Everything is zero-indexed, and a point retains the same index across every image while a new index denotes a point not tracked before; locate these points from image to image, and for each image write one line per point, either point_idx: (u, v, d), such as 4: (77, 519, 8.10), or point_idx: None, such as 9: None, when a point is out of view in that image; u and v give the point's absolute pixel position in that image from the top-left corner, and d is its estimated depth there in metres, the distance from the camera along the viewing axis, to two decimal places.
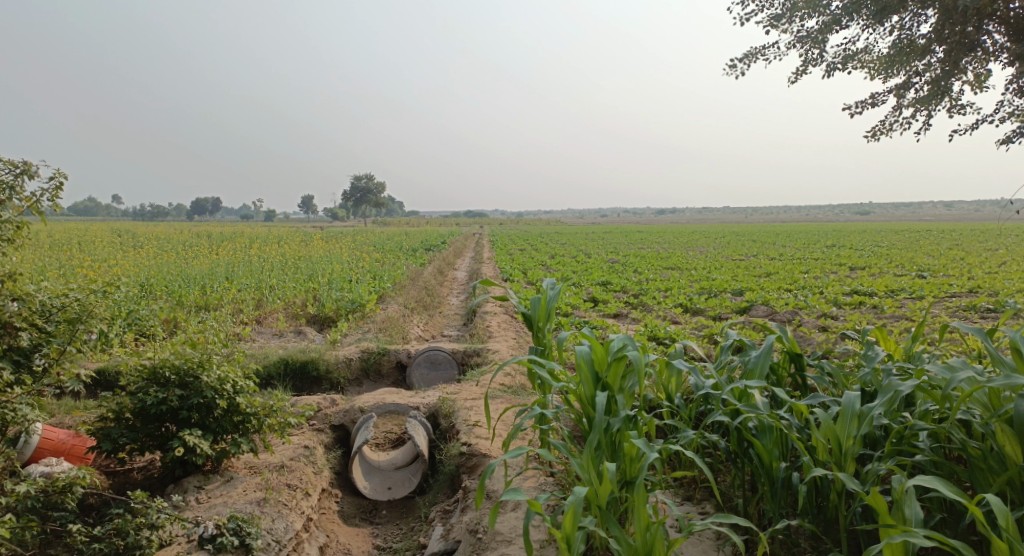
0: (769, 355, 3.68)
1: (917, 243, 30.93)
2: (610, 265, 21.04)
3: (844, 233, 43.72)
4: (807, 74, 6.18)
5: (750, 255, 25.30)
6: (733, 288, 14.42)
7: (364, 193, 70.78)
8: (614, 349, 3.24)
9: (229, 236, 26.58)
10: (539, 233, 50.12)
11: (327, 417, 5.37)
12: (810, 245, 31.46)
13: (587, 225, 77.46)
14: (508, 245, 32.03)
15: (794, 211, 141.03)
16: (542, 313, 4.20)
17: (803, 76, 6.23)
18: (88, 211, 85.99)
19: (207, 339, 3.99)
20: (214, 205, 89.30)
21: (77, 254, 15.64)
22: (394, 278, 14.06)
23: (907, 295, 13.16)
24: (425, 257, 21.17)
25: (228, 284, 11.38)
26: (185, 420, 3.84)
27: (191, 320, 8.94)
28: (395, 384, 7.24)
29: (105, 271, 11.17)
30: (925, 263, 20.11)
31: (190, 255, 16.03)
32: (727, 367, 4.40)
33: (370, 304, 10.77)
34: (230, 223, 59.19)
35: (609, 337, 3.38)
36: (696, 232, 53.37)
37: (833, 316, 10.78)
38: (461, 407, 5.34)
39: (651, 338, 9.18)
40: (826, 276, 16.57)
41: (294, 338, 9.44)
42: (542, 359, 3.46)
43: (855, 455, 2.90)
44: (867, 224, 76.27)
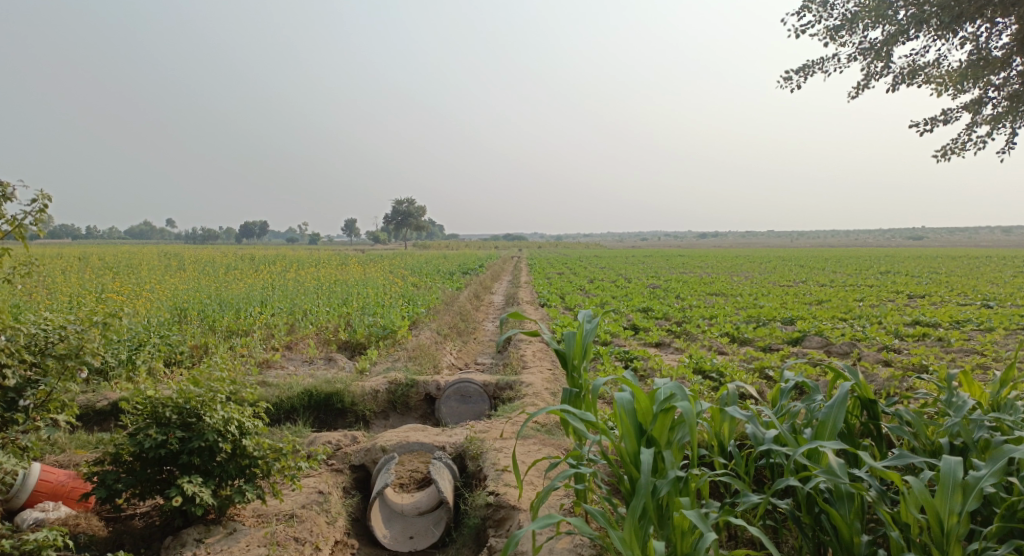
0: (843, 404, 3.16)
1: (977, 269, 29.40)
2: (651, 290, 20.39)
3: (898, 258, 41.95)
4: (868, 88, 5.73)
5: (799, 281, 24.33)
6: (783, 316, 13.66)
7: (405, 216, 71.67)
8: (660, 397, 2.79)
9: (271, 258, 26.99)
10: (578, 256, 49.61)
11: (347, 457, 5.04)
12: (862, 270, 30.05)
13: (627, 248, 76.53)
14: (546, 269, 31.60)
15: (843, 235, 136.71)
16: (578, 349, 3.76)
17: (863, 91, 5.78)
18: (144, 234, 89.68)
19: (212, 376, 3.74)
20: (261, 229, 91.96)
21: (121, 278, 15.99)
22: (429, 303, 13.85)
23: (975, 326, 12.20)
24: (462, 281, 21.00)
25: (261, 308, 11.33)
26: (187, 464, 3.58)
27: (221, 346, 8.85)
28: (424, 418, 6.87)
29: (143, 297, 11.27)
30: (991, 291, 18.88)
31: (230, 278, 16.17)
32: (789, 414, 3.89)
33: (402, 330, 10.50)
34: (275, 245, 60.59)
35: (655, 383, 2.92)
36: (740, 256, 52.17)
37: (896, 349, 9.99)
38: (490, 449, 4.93)
39: (696, 371, 8.61)
40: (883, 305, 15.60)
41: (324, 366, 9.23)
42: (576, 407, 3.02)
43: (960, 537, 2.37)
44: (920, 247, 73.25)
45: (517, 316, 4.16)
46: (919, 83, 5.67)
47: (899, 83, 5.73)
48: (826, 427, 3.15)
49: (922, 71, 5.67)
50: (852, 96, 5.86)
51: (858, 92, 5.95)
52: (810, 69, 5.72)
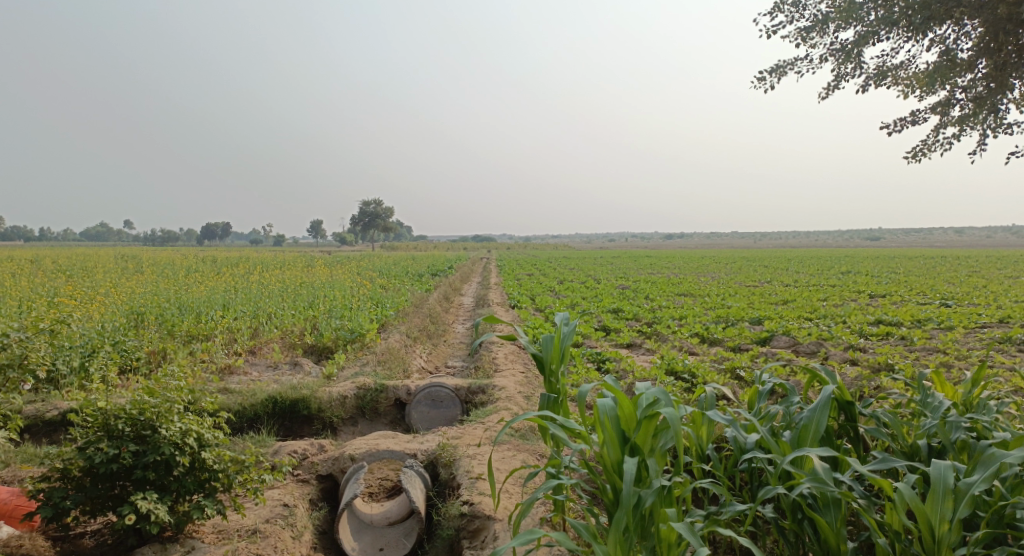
0: (825, 408, 3.13)
1: (933, 269, 30.36)
2: (620, 291, 20.46)
3: (858, 259, 43.19)
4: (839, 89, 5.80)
5: (764, 281, 24.73)
6: (751, 316, 13.82)
7: (373, 218, 70.77)
8: (643, 403, 2.70)
9: (234, 261, 26.28)
10: (547, 257, 49.66)
11: (314, 466, 4.84)
12: (825, 270, 30.74)
13: (596, 250, 77.00)
14: (515, 270, 31.52)
15: (804, 237, 140.17)
16: (555, 353, 3.67)
17: (834, 92, 5.85)
18: (100, 235, 86.68)
19: (168, 384, 3.51)
20: (225, 230, 89.92)
21: (74, 281, 15.32)
22: (398, 305, 13.61)
23: (935, 325, 12.54)
24: (432, 282, 20.75)
25: (223, 311, 10.96)
26: (141, 479, 3.34)
27: (181, 352, 8.51)
28: (394, 424, 6.68)
29: (97, 301, 10.78)
30: (947, 290, 19.46)
31: (190, 281, 15.64)
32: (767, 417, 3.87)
33: (370, 334, 10.25)
34: (239, 247, 59.29)
35: (637, 388, 2.84)
36: (707, 258, 52.98)
37: (862, 348, 10.17)
38: (463, 456, 4.80)
39: (668, 372, 8.61)
40: (846, 305, 15.93)
41: (289, 371, 8.95)
42: (555, 414, 2.92)
43: (951, 544, 2.40)
44: (878, 248, 75.54)
45: (492, 320, 4.05)
46: (887, 85, 5.75)
47: (868, 85, 5.81)
48: (808, 430, 3.12)
49: (890, 74, 5.75)
50: (823, 97, 5.93)
51: (829, 93, 6.01)
52: (782, 71, 5.76)
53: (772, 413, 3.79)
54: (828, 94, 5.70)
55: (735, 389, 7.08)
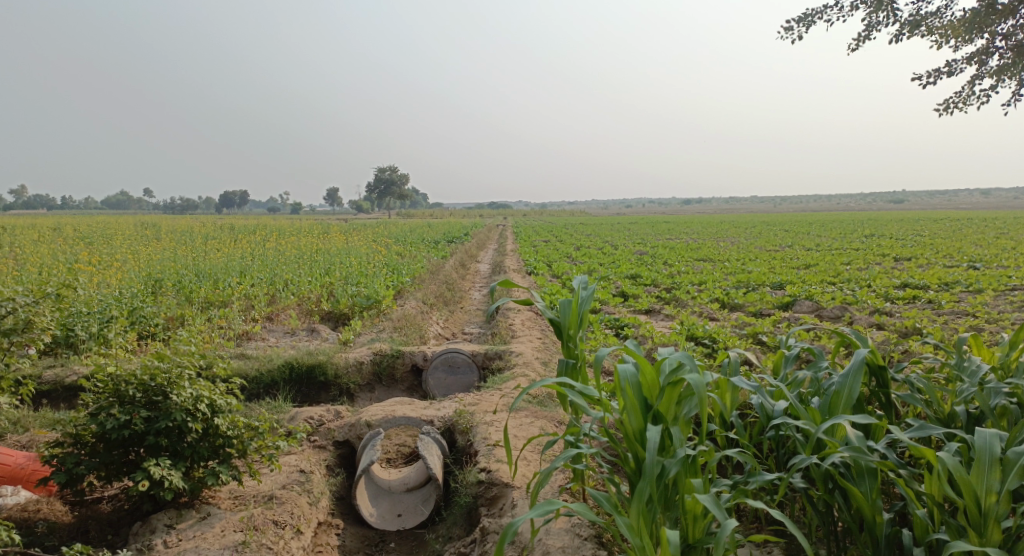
0: (858, 373, 2.96)
1: (960, 232, 29.59)
2: (638, 257, 20.20)
3: (882, 221, 42.14)
4: (871, 40, 5.46)
5: (785, 245, 24.27)
6: (772, 281, 13.54)
7: (388, 185, 70.55)
8: (667, 370, 2.55)
9: (251, 228, 26.39)
10: (564, 223, 49.22)
11: (330, 432, 4.81)
12: (849, 234, 30.07)
13: (613, 215, 76.19)
14: (531, 236, 31.29)
15: (827, 200, 137.42)
16: (573, 318, 3.53)
17: (865, 43, 5.50)
18: (121, 204, 87.61)
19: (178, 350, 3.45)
20: (243, 198, 90.41)
21: (94, 249, 15.46)
22: (414, 271, 13.53)
23: (963, 288, 12.18)
24: (447, 249, 20.68)
25: (240, 278, 10.97)
26: (154, 445, 3.31)
27: (198, 318, 8.53)
28: (411, 390, 6.65)
29: (116, 269, 10.83)
30: (976, 253, 18.91)
31: (207, 249, 15.68)
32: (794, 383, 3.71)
33: (386, 300, 10.19)
34: (257, 215, 59.69)
35: (659, 354, 2.69)
36: (726, 223, 52.17)
37: (888, 313, 9.91)
38: (480, 422, 4.73)
39: (688, 338, 8.45)
40: (870, 268, 15.54)
41: (306, 337, 8.95)
42: (573, 382, 2.79)
43: (997, 516, 2.26)
44: (902, 211, 73.90)
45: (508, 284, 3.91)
46: (922, 35, 5.40)
47: (902, 35, 5.45)
48: (840, 397, 2.95)
49: (924, 22, 5.39)
50: (852, 50, 5.59)
51: (859, 45, 5.66)
52: (811, 21, 5.41)
53: (799, 378, 3.65)
54: (859, 45, 5.36)
55: (757, 355, 6.91)
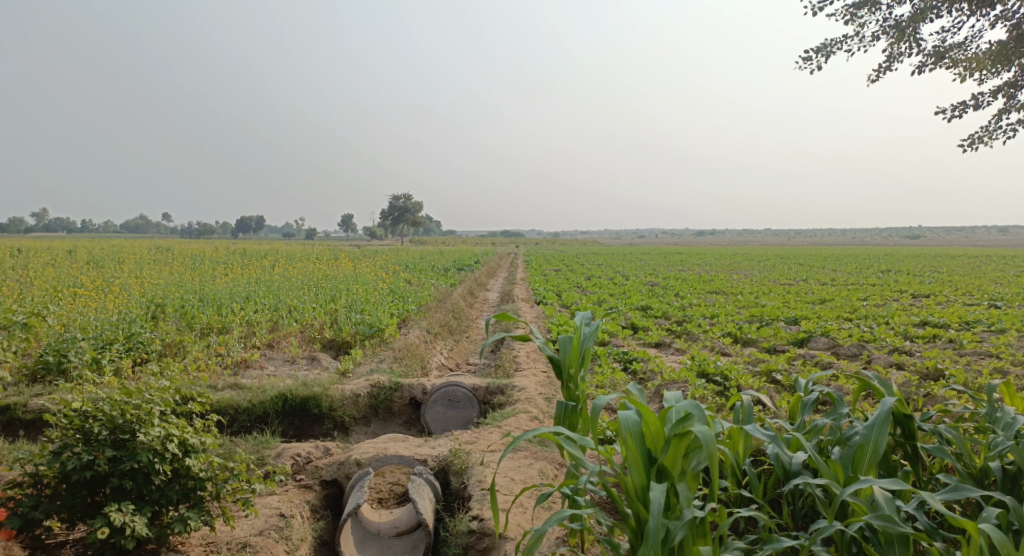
0: (883, 425, 2.68)
1: (978, 269, 29.06)
2: (649, 288, 19.89)
3: (898, 257, 41.52)
4: (891, 71, 5.29)
5: (800, 279, 23.86)
6: (787, 316, 13.20)
7: (401, 212, 71.01)
8: (673, 419, 2.30)
9: (262, 253, 26.46)
10: (576, 253, 49.02)
11: (318, 471, 4.57)
12: (865, 269, 29.57)
13: (625, 245, 75.91)
14: (542, 265, 31.11)
15: (841, 233, 136.41)
16: (574, 356, 3.30)
17: (885, 75, 5.32)
18: (139, 228, 88.86)
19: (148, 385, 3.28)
20: (258, 223, 91.45)
21: (103, 272, 15.49)
22: (420, 300, 13.35)
23: (986, 327, 11.77)
24: (456, 277, 20.53)
25: (243, 303, 10.84)
26: (119, 488, 3.15)
27: (197, 344, 8.37)
28: (409, 424, 6.39)
29: (120, 293, 10.75)
30: (997, 291, 18.44)
31: (214, 274, 15.62)
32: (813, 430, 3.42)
33: (390, 329, 9.99)
34: (270, 240, 60.25)
35: (666, 401, 2.44)
36: (738, 255, 51.82)
37: (908, 352, 9.54)
38: (476, 463, 4.47)
39: (699, 374, 8.14)
40: (888, 305, 15.14)
41: (306, 366, 8.76)
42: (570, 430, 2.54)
43: None
44: (917, 246, 73.16)
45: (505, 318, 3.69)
46: (945, 67, 5.21)
47: (924, 66, 5.27)
48: (865, 451, 2.67)
49: (947, 54, 5.21)
50: (872, 82, 5.42)
51: (879, 76, 5.49)
52: (829, 51, 5.25)
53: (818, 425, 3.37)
54: (878, 77, 5.20)
55: (772, 396, 6.58)
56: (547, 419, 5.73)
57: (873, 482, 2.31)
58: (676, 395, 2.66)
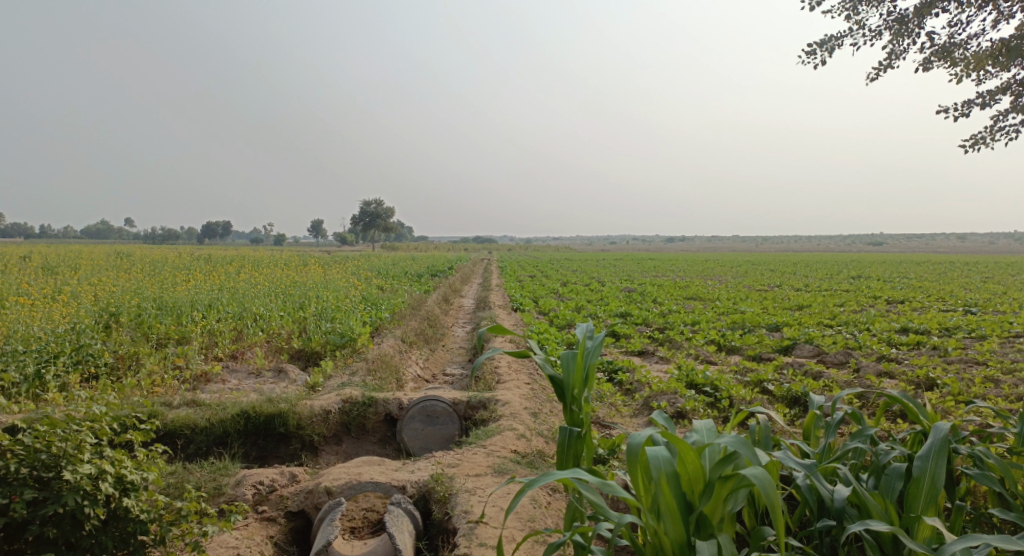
0: (940, 456, 2.54)
1: (945, 275, 29.67)
2: (626, 294, 19.65)
3: (864, 263, 42.23)
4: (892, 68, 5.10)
5: (774, 285, 23.99)
6: (768, 322, 13.04)
7: (372, 217, 69.95)
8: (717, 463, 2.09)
9: (229, 259, 25.56)
10: (550, 259, 48.84)
11: (283, 501, 4.10)
12: (836, 275, 29.85)
13: (598, 250, 76.24)
14: (517, 271, 30.78)
15: (807, 240, 139.36)
16: (578, 374, 2.94)
17: (884, 73, 5.16)
18: (99, 233, 86.00)
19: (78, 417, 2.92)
20: (225, 229, 89.48)
21: (55, 279, 14.62)
22: (394, 307, 12.86)
23: (966, 334, 11.79)
24: (430, 283, 20.03)
25: (205, 312, 10.21)
26: (42, 537, 2.79)
27: (153, 355, 7.76)
28: (383, 442, 5.92)
29: (70, 303, 10.04)
30: (968, 297, 18.69)
31: (175, 280, 14.85)
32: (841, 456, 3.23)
33: (362, 338, 9.48)
34: (237, 246, 58.93)
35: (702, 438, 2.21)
36: (710, 259, 52.28)
37: (895, 360, 9.40)
38: (460, 490, 4.05)
39: (688, 385, 7.82)
40: (865, 311, 15.13)
41: (272, 380, 8.22)
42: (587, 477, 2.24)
43: None
44: (881, 253, 75.16)
45: (500, 332, 3.31)
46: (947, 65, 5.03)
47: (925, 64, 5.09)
48: (924, 486, 2.52)
49: (946, 54, 5.09)
50: (871, 80, 5.25)
51: (879, 74, 5.32)
52: (830, 46, 5.04)
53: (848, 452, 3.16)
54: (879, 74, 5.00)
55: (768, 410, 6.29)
56: (534, 436, 5.31)
57: (980, 539, 2.17)
58: (705, 423, 2.43)
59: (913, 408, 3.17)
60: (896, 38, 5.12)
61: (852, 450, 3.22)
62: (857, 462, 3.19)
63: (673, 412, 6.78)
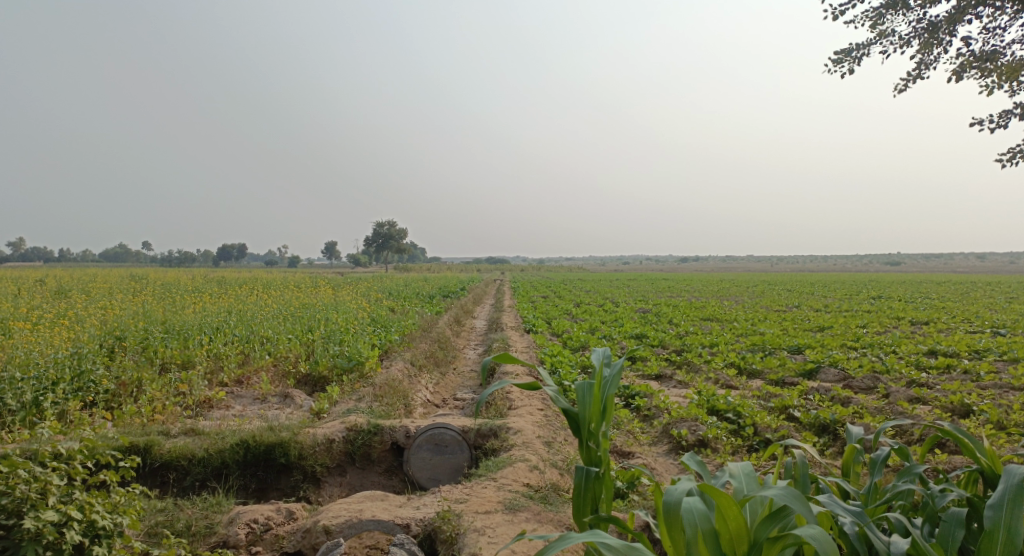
0: (1015, 506, 2.25)
1: (967, 295, 28.93)
2: (641, 315, 19.28)
3: (883, 283, 41.38)
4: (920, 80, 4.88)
5: (792, 306, 23.49)
6: (789, 345, 12.62)
7: (385, 239, 70.17)
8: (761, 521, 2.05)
9: (243, 281, 25.55)
10: (563, 279, 48.56)
11: (277, 541, 3.82)
12: (856, 296, 29.21)
13: (611, 271, 75.82)
14: (530, 292, 30.50)
15: (823, 260, 137.89)
16: (595, 406, 2.67)
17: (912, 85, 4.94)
18: (117, 256, 87.12)
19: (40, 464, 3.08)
20: (240, 251, 90.33)
21: (67, 302, 14.61)
22: (404, 329, 12.62)
23: (997, 357, 11.30)
24: (442, 304, 19.78)
25: (212, 335, 10.05)
26: None
27: (156, 381, 7.58)
28: (389, 473, 5.64)
29: (77, 326, 9.94)
30: (994, 318, 18.10)
31: (186, 303, 14.74)
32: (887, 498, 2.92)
33: (370, 362, 9.23)
34: (252, 269, 59.29)
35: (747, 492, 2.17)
36: (724, 280, 51.67)
37: (927, 385, 8.96)
38: (469, 529, 3.75)
39: (709, 412, 7.45)
40: (889, 333, 14.66)
41: (277, 405, 7.98)
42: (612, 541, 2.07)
43: None
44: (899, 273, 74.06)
45: (509, 360, 3.03)
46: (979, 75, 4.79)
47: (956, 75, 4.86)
48: (998, 541, 2.22)
49: (978, 66, 4.87)
50: (897, 92, 5.06)
51: (906, 85, 5.11)
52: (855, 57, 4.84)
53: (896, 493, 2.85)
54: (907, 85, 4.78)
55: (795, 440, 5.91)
56: (548, 467, 4.99)
57: None
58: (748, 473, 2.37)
59: (968, 443, 2.85)
60: (924, 48, 4.90)
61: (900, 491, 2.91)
62: (907, 505, 2.88)
63: (693, 440, 6.43)
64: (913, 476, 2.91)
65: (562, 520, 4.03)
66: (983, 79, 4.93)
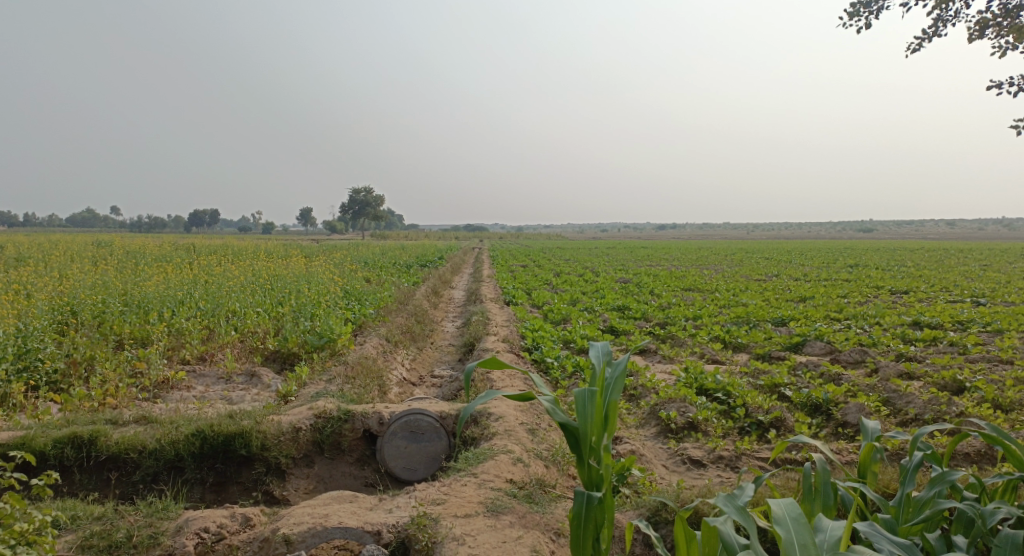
0: None
1: (941, 263, 29.34)
2: (622, 285, 19.01)
3: (858, 251, 41.72)
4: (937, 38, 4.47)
5: (772, 276, 23.45)
6: (774, 316, 12.43)
7: (362, 205, 68.78)
8: None
9: (214, 249, 24.58)
10: (543, 248, 48.08)
11: (232, 553, 3.41)
12: (833, 264, 29.27)
13: (588, 239, 75.90)
14: (510, 261, 30.07)
15: (797, 229, 139.64)
16: (596, 419, 2.36)
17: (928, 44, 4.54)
18: (85, 221, 84.39)
19: None
20: (213, 217, 88.32)
21: (21, 271, 13.79)
22: (380, 302, 12.15)
23: (979, 328, 11.25)
24: (420, 274, 19.27)
25: (174, 308, 9.46)
26: None
27: (110, 359, 7.03)
28: (361, 463, 5.25)
29: (25, 300, 9.25)
30: (972, 286, 18.22)
31: (148, 273, 13.98)
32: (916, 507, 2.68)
33: (343, 339, 8.76)
34: (224, 236, 57.95)
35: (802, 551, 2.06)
36: (701, 249, 52.00)
37: (915, 359, 8.81)
38: (447, 538, 3.37)
39: (697, 391, 7.16)
40: (871, 303, 14.56)
41: (243, 385, 7.50)
42: None
43: None
44: (871, 239, 75.41)
45: (498, 365, 2.89)
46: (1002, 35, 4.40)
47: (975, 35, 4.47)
48: None
49: (998, 24, 4.48)
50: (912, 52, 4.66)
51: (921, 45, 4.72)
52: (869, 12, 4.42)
53: (927, 504, 2.62)
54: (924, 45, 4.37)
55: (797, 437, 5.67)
56: (533, 460, 4.62)
57: None
58: (791, 512, 2.27)
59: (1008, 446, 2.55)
60: (943, 3, 4.49)
61: (932, 500, 2.66)
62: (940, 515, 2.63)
63: (683, 423, 6.12)
64: (949, 487, 2.66)
65: (550, 523, 3.67)
66: (1006, 39, 4.52)
